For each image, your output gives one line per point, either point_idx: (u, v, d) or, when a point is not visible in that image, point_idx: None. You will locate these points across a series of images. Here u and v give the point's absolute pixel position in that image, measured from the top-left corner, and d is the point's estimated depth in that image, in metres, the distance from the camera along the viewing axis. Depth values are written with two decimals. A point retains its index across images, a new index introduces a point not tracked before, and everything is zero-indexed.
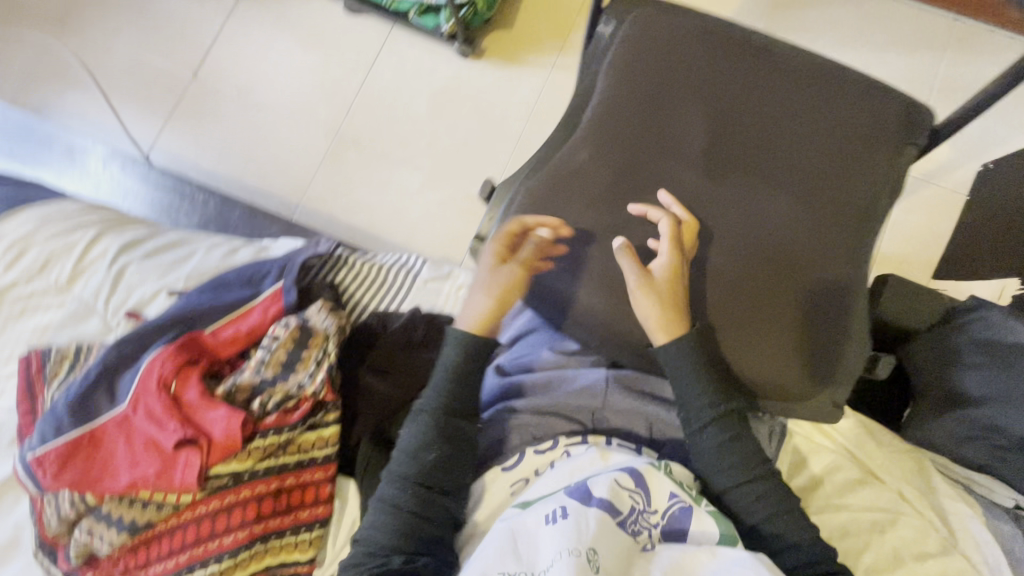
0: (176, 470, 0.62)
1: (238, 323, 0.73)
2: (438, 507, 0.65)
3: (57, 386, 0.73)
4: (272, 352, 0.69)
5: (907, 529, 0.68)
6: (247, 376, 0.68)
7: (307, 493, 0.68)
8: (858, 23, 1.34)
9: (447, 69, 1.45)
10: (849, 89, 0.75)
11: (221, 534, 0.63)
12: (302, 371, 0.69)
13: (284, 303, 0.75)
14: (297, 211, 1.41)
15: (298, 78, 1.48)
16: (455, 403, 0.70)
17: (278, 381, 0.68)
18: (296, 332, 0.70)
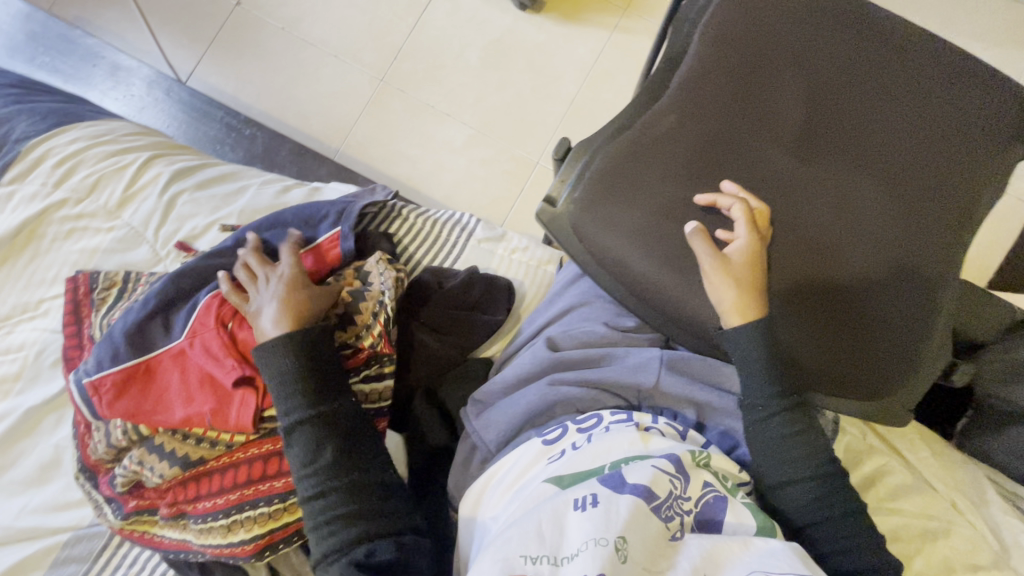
0: (230, 411, 0.62)
1: None
2: (374, 494, 0.60)
3: (104, 311, 0.71)
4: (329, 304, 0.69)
5: (959, 540, 0.67)
6: None
7: None
8: (947, 12, 1.27)
9: (505, 21, 1.37)
10: (967, 78, 0.69)
11: (272, 477, 0.64)
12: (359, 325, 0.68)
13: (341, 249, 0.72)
14: (337, 156, 1.36)
15: (347, 16, 1.41)
16: (306, 401, 0.62)
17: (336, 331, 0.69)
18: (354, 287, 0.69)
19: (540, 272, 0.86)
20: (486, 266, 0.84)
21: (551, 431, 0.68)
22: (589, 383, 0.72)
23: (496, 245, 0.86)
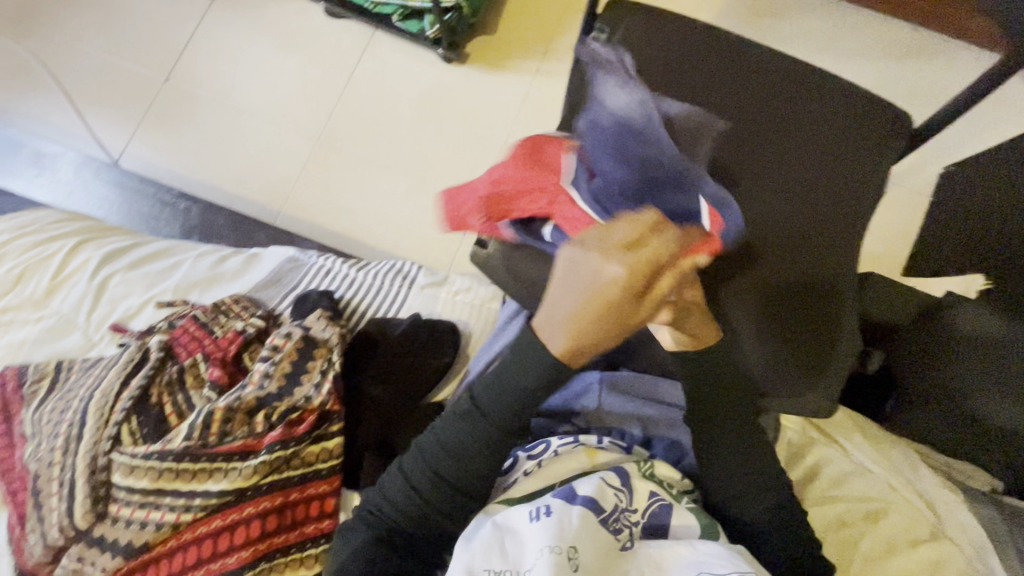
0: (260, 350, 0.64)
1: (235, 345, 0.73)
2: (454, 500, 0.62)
3: (33, 405, 0.68)
4: (273, 366, 0.66)
5: (897, 517, 0.71)
6: (250, 390, 0.64)
7: (314, 508, 0.64)
8: (827, 32, 1.42)
9: (432, 73, 1.44)
10: (836, 94, 0.77)
11: (222, 555, 0.60)
12: (307, 381, 0.66)
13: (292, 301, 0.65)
14: (279, 218, 1.37)
15: (279, 83, 1.45)
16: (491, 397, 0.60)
17: (282, 394, 0.65)
18: (299, 343, 0.68)
19: (484, 310, 0.88)
20: (430, 311, 0.86)
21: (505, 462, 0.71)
22: (551, 410, 0.77)
23: (439, 289, 0.88)
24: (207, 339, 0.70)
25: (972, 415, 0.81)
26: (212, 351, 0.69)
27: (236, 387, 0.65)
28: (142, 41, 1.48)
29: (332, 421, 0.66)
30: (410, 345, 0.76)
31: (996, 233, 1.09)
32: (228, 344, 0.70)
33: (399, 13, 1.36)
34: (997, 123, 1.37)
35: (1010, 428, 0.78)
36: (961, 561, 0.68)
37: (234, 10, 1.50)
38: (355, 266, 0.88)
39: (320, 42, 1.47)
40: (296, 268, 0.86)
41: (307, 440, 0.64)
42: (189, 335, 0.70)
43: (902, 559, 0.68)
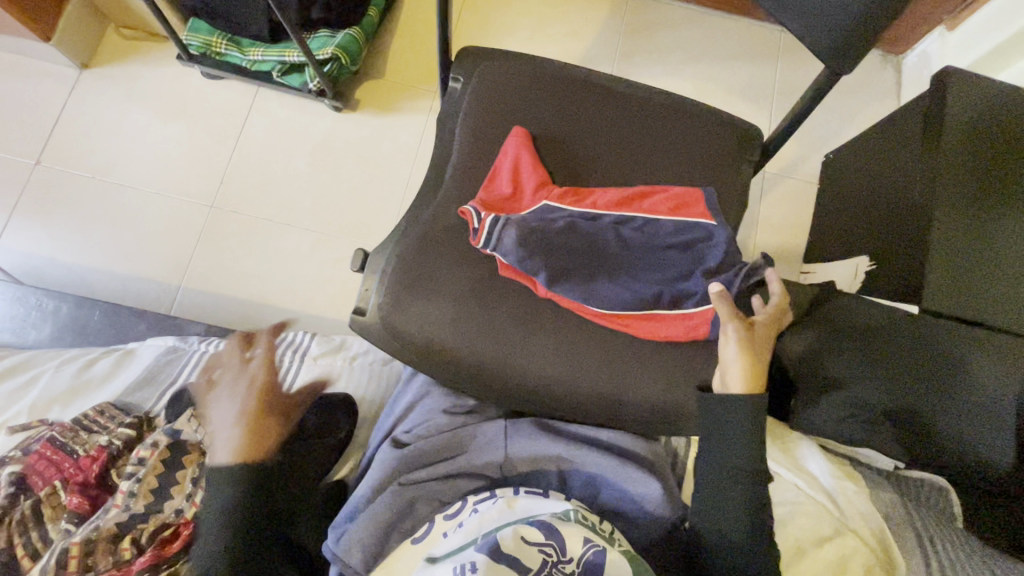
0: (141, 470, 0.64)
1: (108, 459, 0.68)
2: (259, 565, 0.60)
3: None
4: (142, 481, 0.62)
5: (805, 518, 0.73)
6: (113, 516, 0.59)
7: None
8: (704, 41, 1.50)
9: (325, 122, 1.41)
10: (691, 115, 0.80)
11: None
12: (177, 496, 0.63)
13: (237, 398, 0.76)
14: (179, 293, 1.30)
15: (162, 152, 1.39)
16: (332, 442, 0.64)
17: (152, 513, 0.61)
18: (171, 448, 0.66)
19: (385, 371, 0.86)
20: (326, 383, 0.83)
21: (419, 528, 0.68)
22: (443, 474, 0.72)
23: (334, 357, 0.86)
24: (61, 461, 0.64)
25: (861, 403, 0.82)
26: (72, 475, 0.63)
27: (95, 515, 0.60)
28: (5, 125, 1.39)
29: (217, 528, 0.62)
30: (303, 426, 0.75)
31: (874, 217, 1.17)
32: (89, 466, 0.64)
33: (278, 68, 1.33)
34: (866, 109, 1.47)
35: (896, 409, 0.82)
36: (868, 554, 0.69)
37: (104, 82, 1.42)
38: None
39: (201, 105, 1.42)
40: (174, 360, 0.81)
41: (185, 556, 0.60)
42: (44, 461, 0.63)
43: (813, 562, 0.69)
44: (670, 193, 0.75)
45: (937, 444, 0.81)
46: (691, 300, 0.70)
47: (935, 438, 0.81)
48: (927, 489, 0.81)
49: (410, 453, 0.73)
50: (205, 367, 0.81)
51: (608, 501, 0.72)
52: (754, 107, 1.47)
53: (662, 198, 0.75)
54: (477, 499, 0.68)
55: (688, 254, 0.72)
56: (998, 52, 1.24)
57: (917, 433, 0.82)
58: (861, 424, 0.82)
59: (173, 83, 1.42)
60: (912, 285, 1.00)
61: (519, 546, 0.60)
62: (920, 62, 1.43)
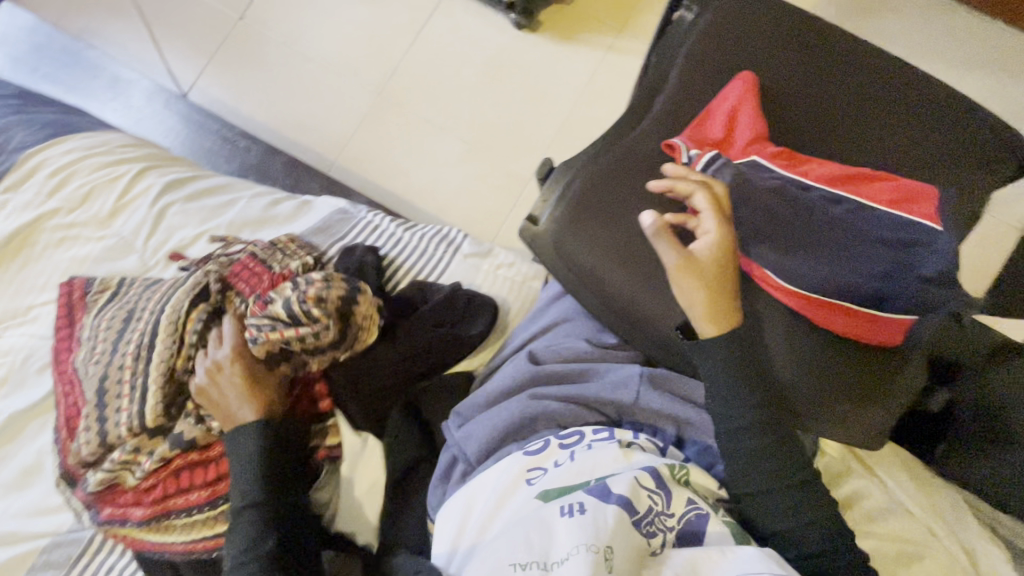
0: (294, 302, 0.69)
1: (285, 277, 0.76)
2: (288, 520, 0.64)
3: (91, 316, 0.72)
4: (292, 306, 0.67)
5: (933, 566, 0.67)
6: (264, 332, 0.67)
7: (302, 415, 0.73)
8: (937, 38, 1.31)
9: (502, 37, 1.40)
10: (943, 104, 0.70)
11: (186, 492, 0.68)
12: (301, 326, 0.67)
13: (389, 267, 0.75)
14: (332, 169, 1.38)
15: (347, 32, 1.44)
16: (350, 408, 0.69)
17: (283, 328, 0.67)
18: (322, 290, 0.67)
19: (525, 288, 0.87)
20: (470, 282, 0.85)
21: (533, 443, 0.67)
22: (570, 398, 0.71)
23: (481, 260, 0.87)
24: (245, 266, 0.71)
25: None
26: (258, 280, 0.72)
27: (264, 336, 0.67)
28: None
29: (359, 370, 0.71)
30: (447, 314, 0.78)
31: None
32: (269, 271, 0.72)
33: None
34: None
35: None
36: None
37: None
38: (402, 225, 0.88)
39: None
40: (344, 221, 0.86)
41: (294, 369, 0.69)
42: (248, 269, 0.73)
43: None
44: (896, 183, 0.67)
45: None
46: (886, 300, 0.64)
47: None
48: None
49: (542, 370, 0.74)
50: (369, 234, 0.85)
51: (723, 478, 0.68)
52: None
53: (886, 185, 0.67)
54: (589, 430, 0.67)
55: (905, 253, 0.64)
56: None
57: None
58: None
59: None
60: None
61: (633, 491, 0.58)
62: None
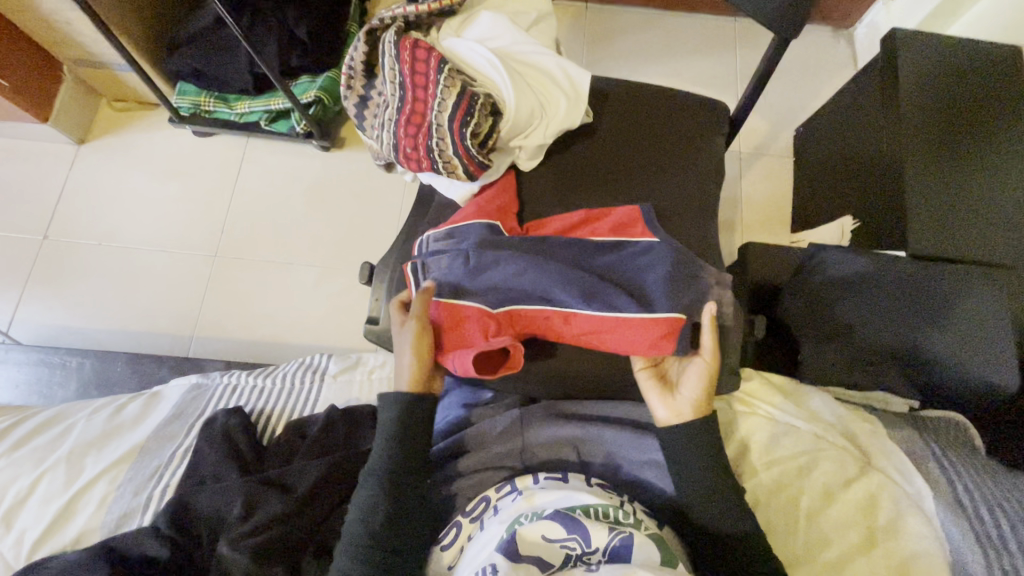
0: (408, 143, 0.74)
1: (418, 142, 0.73)
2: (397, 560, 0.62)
3: None
4: (415, 131, 0.73)
5: (828, 464, 0.73)
6: (407, 134, 0.73)
7: (405, 119, 0.73)
8: (663, 39, 1.58)
9: (315, 162, 1.47)
10: (657, 100, 0.86)
11: (410, 135, 0.73)
12: (388, 142, 0.76)
13: (405, 142, 0.74)
14: (193, 343, 1.33)
15: (164, 211, 1.44)
16: (399, 458, 0.66)
17: (392, 130, 0.75)
18: (420, 124, 0.72)
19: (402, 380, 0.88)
20: (348, 398, 0.85)
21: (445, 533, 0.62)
22: (468, 469, 0.70)
23: (352, 373, 0.88)
24: (404, 110, 0.73)
25: (862, 346, 0.87)
26: (414, 108, 0.72)
27: (347, 57, 0.79)
28: (11, 208, 1.44)
29: (429, 108, 0.72)
30: (332, 441, 0.76)
31: (848, 175, 1.21)
32: (450, 146, 0.71)
33: (265, 117, 1.39)
34: (826, 81, 1.52)
35: (893, 347, 0.85)
36: (896, 488, 0.70)
37: (102, 153, 1.49)
38: (261, 374, 0.88)
39: (195, 164, 1.48)
40: (203, 395, 0.84)
41: (406, 115, 0.73)
42: (413, 142, 0.73)
43: (843, 503, 0.70)
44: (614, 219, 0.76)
45: (935, 374, 0.84)
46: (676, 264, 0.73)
47: (935, 371, 0.83)
48: (943, 422, 0.81)
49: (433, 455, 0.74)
50: (232, 397, 0.83)
51: (626, 480, 0.69)
52: (721, 94, 1.54)
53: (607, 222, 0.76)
54: (495, 492, 0.63)
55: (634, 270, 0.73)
56: (941, 8, 1.27)
57: (916, 365, 0.84)
58: (863, 369, 0.87)
59: (167, 145, 1.49)
60: (892, 233, 1.05)
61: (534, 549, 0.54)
62: (863, 18, 1.49)
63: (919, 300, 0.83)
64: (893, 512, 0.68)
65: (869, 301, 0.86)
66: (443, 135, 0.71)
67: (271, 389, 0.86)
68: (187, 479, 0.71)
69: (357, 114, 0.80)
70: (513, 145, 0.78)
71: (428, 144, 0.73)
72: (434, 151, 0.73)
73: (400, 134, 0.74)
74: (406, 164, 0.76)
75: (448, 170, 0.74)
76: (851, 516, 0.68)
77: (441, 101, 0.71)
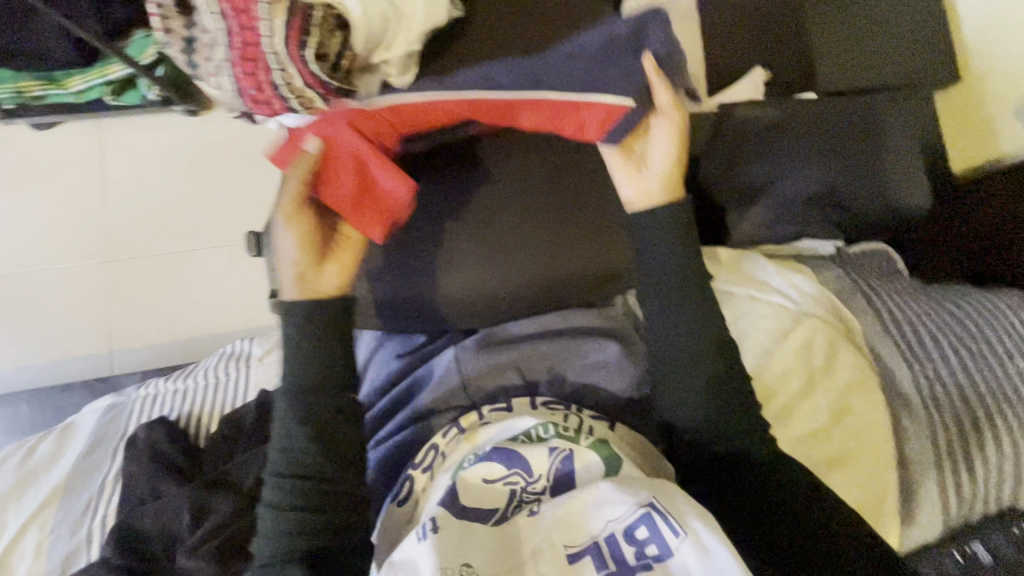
0: (252, 82, 0.63)
1: (262, 80, 0.62)
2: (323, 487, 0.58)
3: None
4: (254, 67, 0.61)
5: (765, 321, 0.75)
6: (247, 73, 0.62)
7: (238, 55, 0.61)
8: None
9: (185, 130, 1.30)
10: None
11: (251, 73, 0.62)
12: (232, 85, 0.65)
13: (249, 82, 0.63)
14: (116, 358, 1.23)
15: (29, 223, 1.26)
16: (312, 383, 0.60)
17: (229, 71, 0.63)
18: (255, 57, 0.60)
19: None
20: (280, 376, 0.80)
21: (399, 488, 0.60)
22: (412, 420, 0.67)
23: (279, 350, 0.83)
24: (231, 42, 0.60)
25: (785, 199, 0.84)
26: (241, 38, 0.60)
27: None
28: None
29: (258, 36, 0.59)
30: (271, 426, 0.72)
31: None
32: (296, 77, 0.61)
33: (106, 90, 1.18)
34: None
35: (813, 192, 0.84)
36: (829, 328, 0.72)
37: None
38: (180, 377, 0.81)
39: (48, 163, 1.28)
40: (121, 413, 0.77)
41: (237, 49, 0.60)
42: (256, 81, 0.62)
43: (782, 355, 0.72)
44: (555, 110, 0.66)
45: (851, 211, 0.85)
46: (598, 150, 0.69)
47: (851, 208, 0.85)
48: (865, 256, 0.84)
49: (375, 414, 0.70)
50: (153, 408, 0.77)
51: (573, 390, 0.68)
52: None
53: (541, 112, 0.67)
54: (441, 438, 0.61)
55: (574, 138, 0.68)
56: None
57: (835, 206, 0.85)
58: (789, 220, 0.86)
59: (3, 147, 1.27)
60: (800, 74, 1.01)
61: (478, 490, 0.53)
62: None
63: (828, 142, 0.83)
64: (828, 352, 0.70)
65: (784, 152, 0.84)
66: (282, 65, 0.60)
67: (195, 389, 0.79)
68: (126, 503, 0.67)
69: (188, 59, 0.67)
70: (375, 58, 0.62)
71: (270, 79, 0.62)
72: (280, 85, 0.62)
73: (240, 74, 0.63)
74: (257, 104, 0.65)
75: (305, 104, 0.64)
76: (791, 364, 0.71)
77: (267, 24, 0.58)
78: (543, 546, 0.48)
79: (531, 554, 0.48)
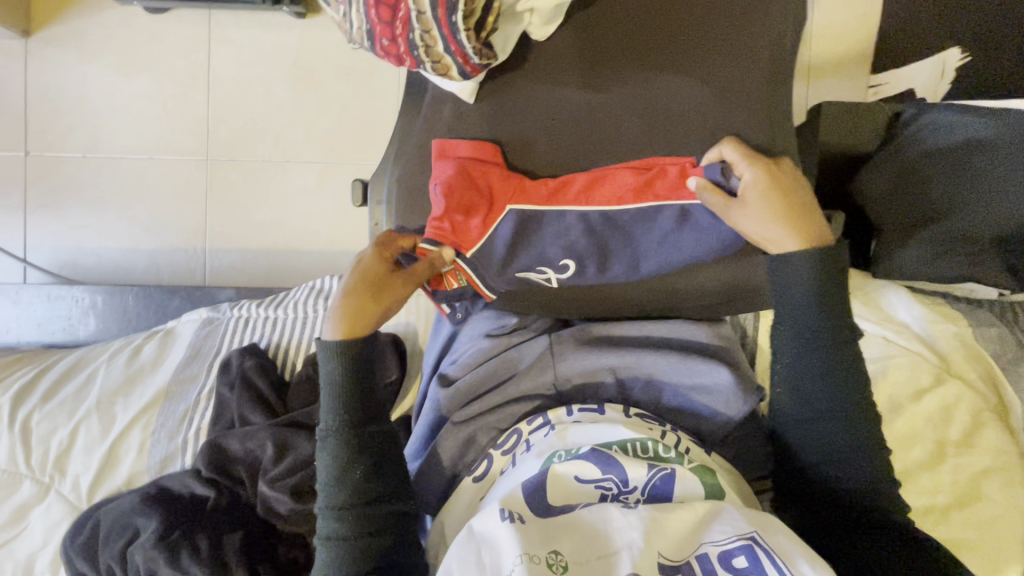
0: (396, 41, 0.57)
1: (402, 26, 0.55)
2: (384, 517, 0.57)
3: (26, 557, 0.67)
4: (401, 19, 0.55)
5: (901, 372, 0.65)
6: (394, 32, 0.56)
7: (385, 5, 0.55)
8: None
9: (289, 30, 1.23)
10: None
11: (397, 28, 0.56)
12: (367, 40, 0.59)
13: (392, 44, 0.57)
14: (209, 257, 1.26)
15: (134, 113, 1.25)
16: (350, 412, 0.59)
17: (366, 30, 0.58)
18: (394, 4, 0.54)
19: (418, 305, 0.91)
20: None
21: (477, 465, 0.60)
22: (494, 403, 0.64)
23: None
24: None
25: (964, 231, 0.69)
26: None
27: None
28: None
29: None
30: None
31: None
32: (439, 41, 0.56)
33: None
34: None
35: (1004, 232, 0.68)
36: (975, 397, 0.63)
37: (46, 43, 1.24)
38: (272, 305, 0.83)
39: (158, 47, 1.24)
40: (216, 331, 0.80)
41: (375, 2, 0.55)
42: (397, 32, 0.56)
43: (914, 417, 0.63)
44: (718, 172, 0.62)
45: None
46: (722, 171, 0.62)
47: None
48: None
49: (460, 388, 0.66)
50: (247, 333, 0.80)
51: (668, 407, 0.63)
52: None
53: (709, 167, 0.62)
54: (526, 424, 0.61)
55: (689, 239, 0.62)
56: None
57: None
58: (961, 256, 0.70)
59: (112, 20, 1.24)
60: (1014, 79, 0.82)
61: (569, 488, 0.51)
62: None
63: None
64: (970, 423, 0.62)
65: (983, 176, 0.69)
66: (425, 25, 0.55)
67: (285, 319, 0.81)
68: (218, 421, 0.71)
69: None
70: (521, 7, 0.62)
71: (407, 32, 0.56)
72: (418, 47, 0.57)
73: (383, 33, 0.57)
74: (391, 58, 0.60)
75: (438, 70, 0.60)
76: (920, 430, 0.63)
77: None
78: (638, 549, 0.43)
79: (622, 555, 0.44)
